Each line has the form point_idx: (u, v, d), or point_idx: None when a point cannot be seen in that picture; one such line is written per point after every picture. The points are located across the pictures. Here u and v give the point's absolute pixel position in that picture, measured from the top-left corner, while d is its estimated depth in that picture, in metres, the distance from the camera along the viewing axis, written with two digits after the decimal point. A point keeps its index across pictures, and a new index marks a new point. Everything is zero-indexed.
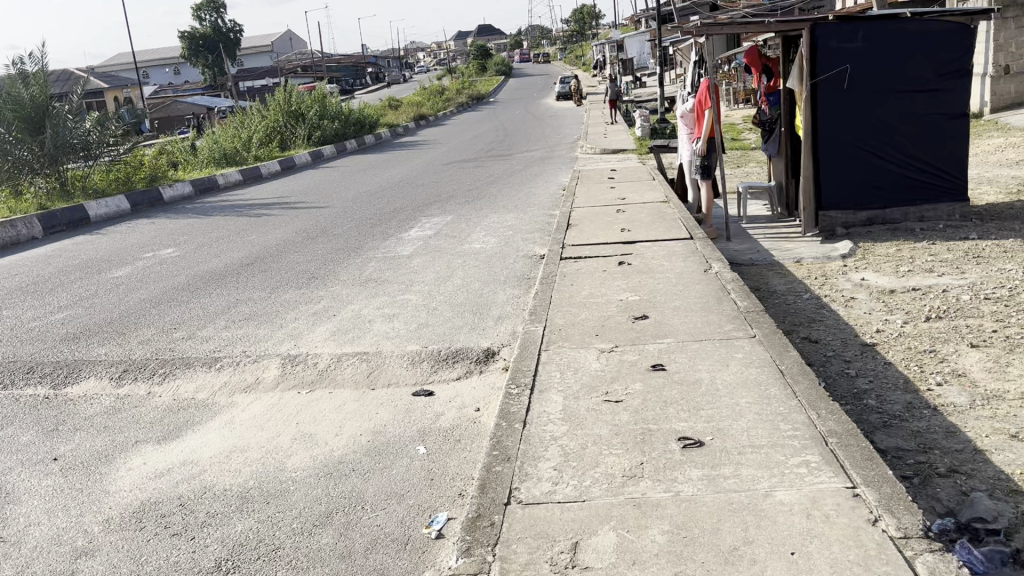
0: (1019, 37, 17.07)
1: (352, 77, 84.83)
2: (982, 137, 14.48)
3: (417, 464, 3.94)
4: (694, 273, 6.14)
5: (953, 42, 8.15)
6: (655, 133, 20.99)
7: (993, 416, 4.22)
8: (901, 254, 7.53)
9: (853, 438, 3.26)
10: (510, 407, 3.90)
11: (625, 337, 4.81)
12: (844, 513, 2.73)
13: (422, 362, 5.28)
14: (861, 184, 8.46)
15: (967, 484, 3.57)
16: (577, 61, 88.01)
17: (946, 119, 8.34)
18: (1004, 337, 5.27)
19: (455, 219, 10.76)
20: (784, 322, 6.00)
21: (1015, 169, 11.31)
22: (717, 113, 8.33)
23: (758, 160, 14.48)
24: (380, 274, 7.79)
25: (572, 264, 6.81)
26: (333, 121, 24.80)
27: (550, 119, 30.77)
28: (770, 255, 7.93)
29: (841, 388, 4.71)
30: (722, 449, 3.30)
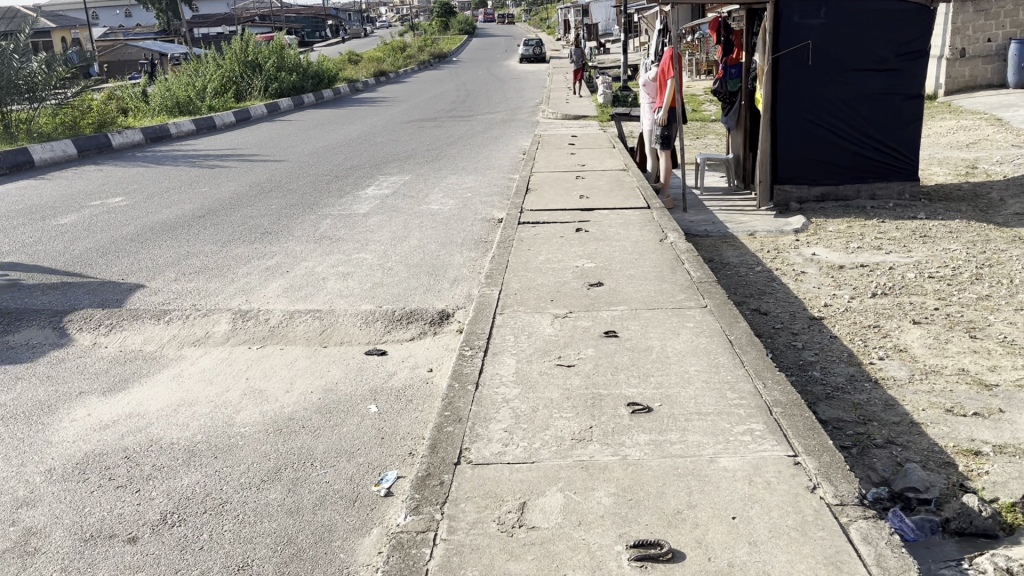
0: (975, 21, 17.35)
1: (312, 28, 82.86)
2: (935, 119, 14.74)
3: (367, 422, 3.94)
4: (649, 242, 6.20)
5: (910, 23, 8.26)
6: (618, 100, 20.92)
7: (931, 391, 4.36)
8: (851, 231, 7.68)
9: (796, 408, 3.34)
10: (463, 369, 3.92)
11: (579, 303, 4.85)
12: (785, 480, 2.81)
13: (376, 322, 5.26)
14: (817, 161, 8.59)
15: (902, 455, 3.69)
16: (542, 25, 87.09)
17: (900, 100, 8.47)
18: (945, 315, 5.43)
19: (413, 178, 10.67)
20: (735, 293, 6.09)
21: (964, 151, 11.57)
22: (679, 83, 8.34)
23: (717, 132, 14.57)
24: (335, 231, 7.71)
25: (529, 229, 6.82)
26: (291, 74, 24.23)
27: (514, 82, 30.50)
28: (724, 227, 8.04)
29: (787, 359, 4.82)
30: (669, 415, 3.36)
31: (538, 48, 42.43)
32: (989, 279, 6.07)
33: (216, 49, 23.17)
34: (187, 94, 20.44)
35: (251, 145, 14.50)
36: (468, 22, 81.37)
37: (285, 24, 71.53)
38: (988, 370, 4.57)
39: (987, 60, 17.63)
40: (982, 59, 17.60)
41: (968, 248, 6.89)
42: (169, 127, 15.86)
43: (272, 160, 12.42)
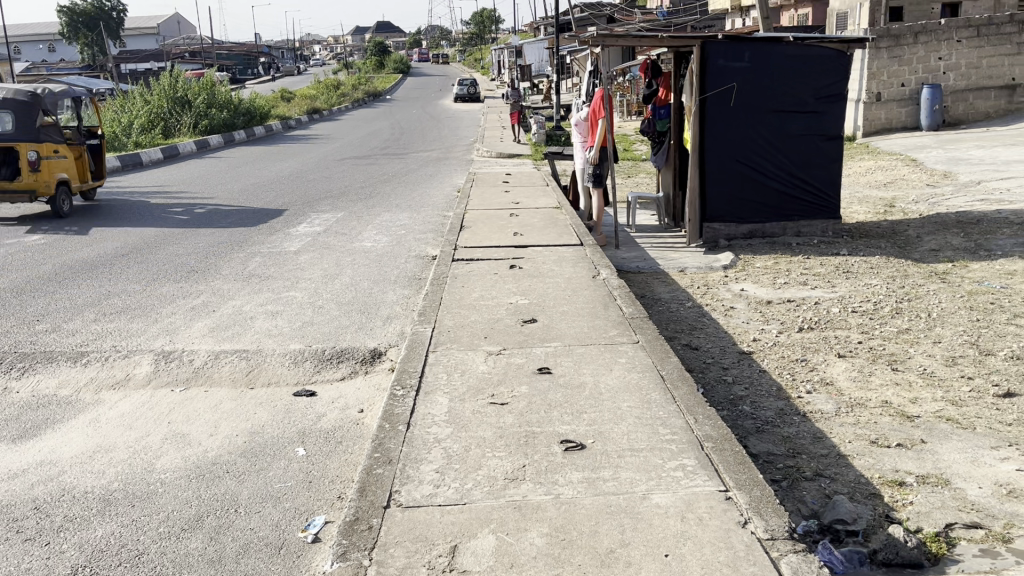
0: (890, 66, 18.18)
1: (243, 65, 82.04)
2: (854, 160, 15.32)
3: (295, 466, 3.82)
4: (582, 278, 6.25)
5: (828, 67, 8.61)
6: (551, 141, 21.19)
7: (856, 423, 4.44)
8: (778, 267, 7.87)
9: (727, 442, 3.37)
10: (395, 409, 3.83)
11: (512, 340, 4.83)
12: (717, 516, 2.81)
13: (305, 362, 5.15)
14: (744, 199, 8.79)
15: (830, 487, 3.74)
16: (476, 65, 88.21)
17: (821, 141, 8.77)
18: (868, 349, 5.57)
19: (346, 216, 10.58)
20: (667, 329, 6.16)
21: (882, 190, 12.02)
22: (610, 122, 8.49)
23: (648, 171, 14.83)
24: (264, 269, 7.57)
25: (463, 265, 6.80)
26: (221, 111, 24.04)
27: (448, 120, 30.68)
28: (655, 264, 8.15)
29: (718, 394, 4.86)
30: (602, 452, 3.35)
31: (473, 87, 42.90)
32: (908, 313, 6.27)
33: (143, 85, 22.79)
34: (112, 130, 20.01)
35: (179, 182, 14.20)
36: (403, 61, 81.65)
37: (215, 61, 70.70)
38: (909, 402, 4.68)
39: (902, 103, 18.52)
40: (896, 103, 18.48)
41: (888, 283, 7.12)
42: None
43: (199, 198, 12.13)
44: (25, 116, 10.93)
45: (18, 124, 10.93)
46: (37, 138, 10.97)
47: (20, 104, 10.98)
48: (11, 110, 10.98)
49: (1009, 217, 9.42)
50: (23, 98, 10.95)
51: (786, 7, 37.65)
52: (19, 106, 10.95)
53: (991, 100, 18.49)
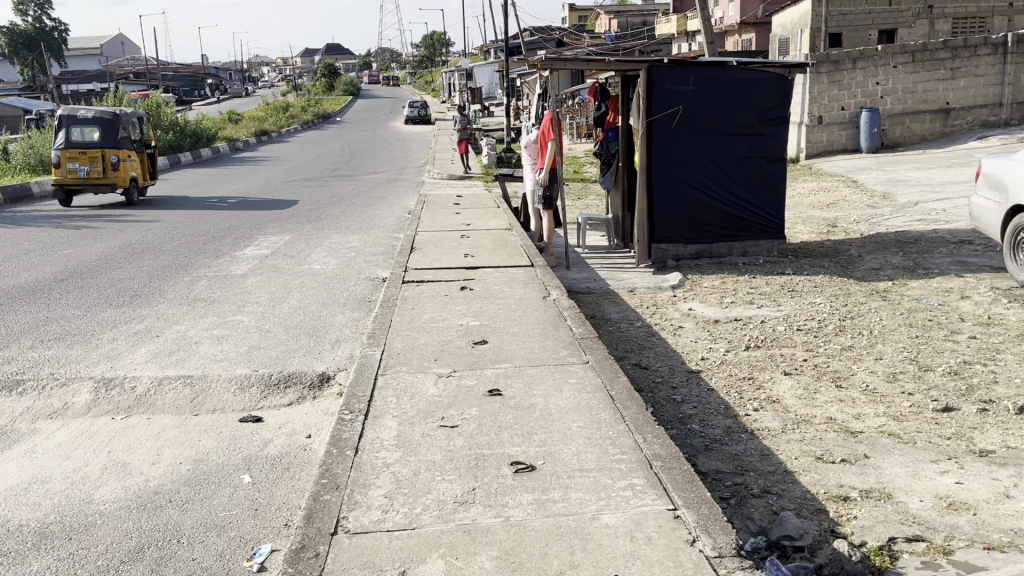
0: (830, 91, 18.73)
1: (190, 87, 80.98)
2: (797, 181, 15.67)
3: (240, 493, 3.74)
4: (533, 299, 6.27)
5: (771, 91, 8.81)
6: (502, 162, 21.29)
7: (802, 440, 4.51)
8: (725, 286, 7.99)
9: (676, 461, 3.39)
10: (342, 434, 3.79)
11: (463, 362, 4.82)
12: (665, 534, 2.83)
13: (251, 387, 5.07)
14: (691, 220, 8.93)
15: (777, 504, 3.78)
16: (427, 88, 88.54)
17: (765, 163, 8.95)
18: (812, 366, 5.68)
19: (294, 238, 10.47)
20: (617, 349, 6.21)
21: (825, 211, 12.30)
22: (559, 145, 8.56)
23: (598, 193, 14.97)
24: (210, 293, 7.44)
25: (413, 287, 6.78)
26: (167, 133, 23.69)
27: (399, 142, 30.65)
28: (605, 284, 8.22)
29: (667, 414, 4.90)
30: (552, 473, 3.34)
31: (423, 109, 43.03)
32: (850, 330, 6.42)
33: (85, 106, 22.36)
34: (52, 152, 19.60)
35: (135, 205, 14.41)
36: (354, 82, 81.32)
37: (160, 83, 69.64)
38: (852, 419, 4.78)
39: (843, 126, 19.07)
40: (837, 126, 19.04)
41: (831, 301, 7.28)
42: (31, 187, 15.11)
43: (162, 216, 12.43)
44: (109, 129, 14.43)
45: (103, 134, 14.41)
46: (118, 146, 14.47)
47: (104, 120, 14.47)
48: (97, 124, 14.42)
49: (946, 236, 9.73)
50: (107, 116, 14.45)
51: (730, 33, 38.58)
52: (103, 121, 14.42)
53: (927, 123, 19.10)
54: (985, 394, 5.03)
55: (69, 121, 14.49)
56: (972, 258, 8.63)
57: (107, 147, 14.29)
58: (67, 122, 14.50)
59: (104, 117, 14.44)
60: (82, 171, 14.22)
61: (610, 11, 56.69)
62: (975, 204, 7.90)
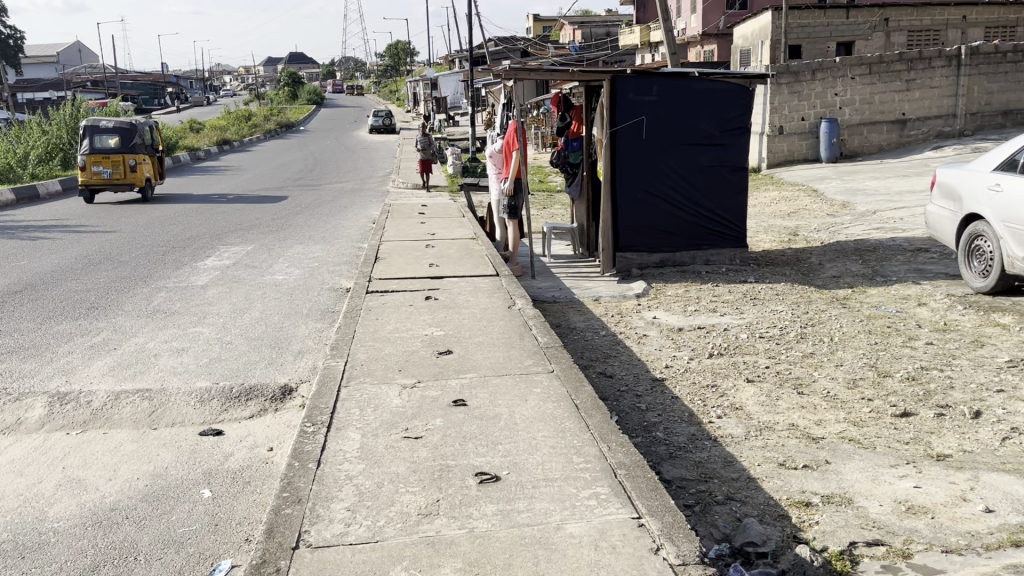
0: (790, 101, 19.03)
1: (150, 95, 79.89)
2: (759, 191, 15.86)
3: (200, 509, 3.68)
4: (498, 308, 6.26)
5: (732, 102, 8.92)
6: (468, 172, 21.28)
7: (765, 446, 4.55)
8: (688, 294, 8.06)
9: (640, 469, 3.40)
10: (304, 446, 3.74)
11: (427, 372, 4.79)
12: (629, 543, 2.83)
13: (212, 400, 4.99)
14: (655, 229, 8.99)
15: (741, 510, 3.81)
16: (391, 97, 88.40)
17: (727, 172, 9.05)
18: (774, 373, 5.73)
19: (256, 248, 10.36)
20: (582, 357, 6.22)
21: (786, 220, 12.47)
22: (523, 154, 8.57)
23: (563, 202, 15.02)
24: (170, 305, 7.32)
25: (377, 297, 6.73)
26: None
27: (364, 151, 30.53)
28: (570, 293, 8.24)
29: (632, 422, 4.92)
30: (516, 483, 3.33)
31: (388, 118, 42.92)
32: (812, 337, 6.50)
33: (42, 115, 21.97)
34: (7, 161, 19.22)
35: (96, 212, 14.25)
36: (318, 92, 80.80)
37: (119, 91, 68.62)
38: (814, 424, 4.83)
39: (802, 136, 19.38)
40: (797, 136, 19.34)
41: (793, 309, 7.37)
42: None
43: (120, 226, 12.22)
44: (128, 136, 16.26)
45: (121, 141, 16.19)
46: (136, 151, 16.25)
47: (121, 129, 16.34)
48: (117, 134, 16.24)
49: (903, 244, 9.91)
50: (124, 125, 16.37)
51: (692, 44, 39.07)
52: (122, 130, 16.25)
53: (884, 134, 19.48)
54: (942, 399, 5.12)
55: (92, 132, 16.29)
56: (928, 265, 8.80)
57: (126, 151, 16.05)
58: (88, 133, 16.24)
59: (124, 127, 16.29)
60: (104, 173, 15.83)
61: (574, 22, 57.16)
62: (930, 212, 8.07)
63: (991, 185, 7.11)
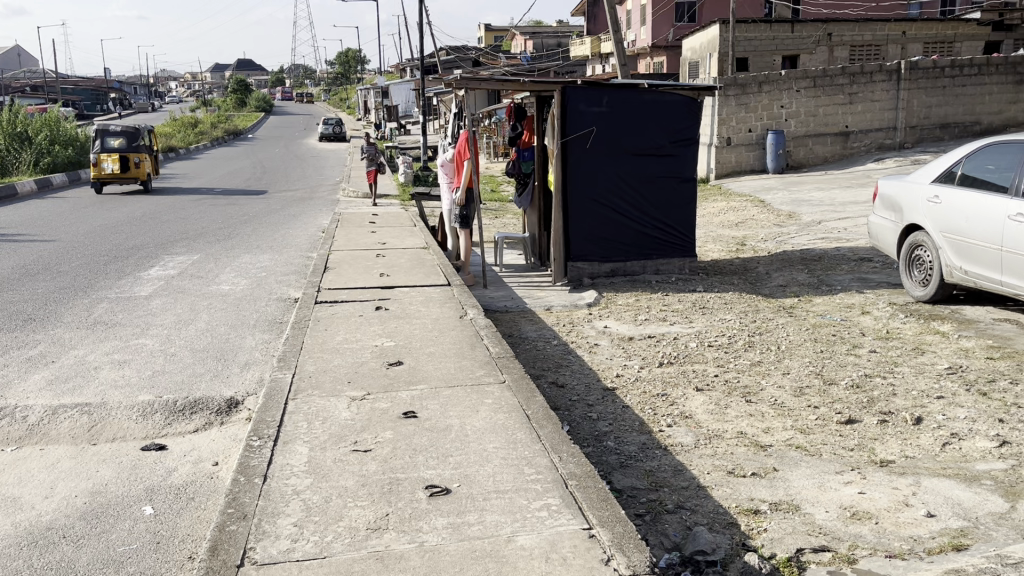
0: (738, 113, 19.37)
1: (93, 100, 78.07)
2: (707, 201, 16.08)
3: (141, 526, 3.57)
4: (449, 319, 6.22)
5: (681, 114, 9.02)
6: (419, 180, 21.21)
7: (714, 454, 4.59)
8: (639, 304, 8.12)
9: (590, 479, 3.40)
10: (250, 461, 3.66)
11: (377, 384, 4.73)
12: (580, 554, 2.82)
13: (154, 414, 4.86)
14: (606, 239, 9.05)
15: (691, 519, 3.83)
16: (342, 105, 87.64)
17: (676, 183, 9.16)
18: (723, 381, 5.80)
19: (203, 258, 10.17)
20: (534, 367, 6.22)
21: (734, 230, 12.66)
22: (475, 164, 8.56)
23: (515, 211, 15.03)
24: (111, 316, 7.12)
25: (326, 308, 6.65)
26: (67, 148, 22.79)
27: (314, 159, 30.24)
28: (522, 303, 8.24)
29: (583, 431, 4.92)
30: (467, 496, 3.30)
31: (338, 126, 42.54)
32: (759, 346, 6.59)
33: None
34: None
35: (34, 219, 13.81)
36: (266, 99, 79.79)
37: (59, 96, 66.90)
38: (762, 432, 4.89)
39: (750, 148, 19.72)
40: (745, 147, 19.68)
41: (741, 317, 7.47)
42: None
43: (59, 234, 11.86)
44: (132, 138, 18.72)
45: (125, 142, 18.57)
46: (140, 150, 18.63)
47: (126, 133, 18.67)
48: (123, 136, 18.77)
49: (847, 253, 10.13)
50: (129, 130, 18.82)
51: (642, 55, 39.56)
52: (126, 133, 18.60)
53: (828, 146, 19.93)
54: (885, 406, 5.24)
55: (102, 135, 18.87)
56: (871, 275, 9.01)
57: (130, 149, 18.39)
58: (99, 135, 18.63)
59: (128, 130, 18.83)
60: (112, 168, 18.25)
61: (525, 32, 57.49)
62: (872, 222, 8.25)
63: (929, 197, 7.31)
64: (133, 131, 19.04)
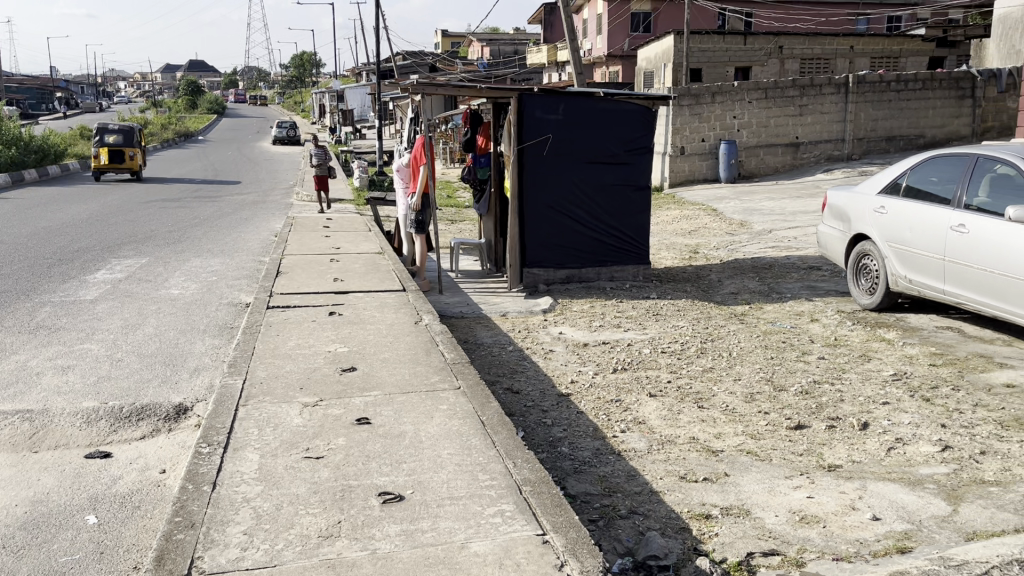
0: (691, 123, 19.65)
1: (37, 98, 76.17)
2: (661, 209, 16.25)
3: (85, 536, 3.48)
4: (404, 324, 6.19)
5: (636, 123, 9.10)
6: (374, 185, 21.09)
7: (667, 460, 4.63)
8: (593, 310, 8.17)
9: (544, 485, 3.41)
10: (199, 468, 3.59)
11: (330, 391, 4.67)
12: (534, 561, 2.82)
13: (99, 421, 4.74)
14: (562, 246, 9.09)
15: (643, 524, 3.86)
16: (297, 108, 86.79)
17: (631, 191, 9.23)
18: (676, 388, 5.85)
19: (151, 261, 9.98)
20: (489, 373, 6.21)
21: (688, 238, 12.82)
22: (431, 170, 8.54)
23: (471, 217, 15.02)
24: (55, 320, 6.94)
25: (278, 313, 6.57)
26: (9, 148, 22.14)
27: (267, 162, 29.91)
28: (477, 309, 8.23)
29: (537, 437, 4.93)
30: (421, 502, 3.28)
31: (292, 130, 42.14)
32: (711, 352, 6.68)
33: None
34: None
35: None
36: (218, 101, 78.66)
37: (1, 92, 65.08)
38: (713, 438, 4.95)
39: (703, 157, 20.00)
40: (698, 157, 19.97)
41: (694, 324, 7.57)
42: None
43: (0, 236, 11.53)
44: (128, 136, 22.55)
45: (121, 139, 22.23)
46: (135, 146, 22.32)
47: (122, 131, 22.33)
48: (120, 133, 22.38)
49: (797, 262, 10.32)
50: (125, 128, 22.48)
51: (598, 64, 39.91)
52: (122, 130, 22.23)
53: (779, 156, 20.30)
54: (833, 411, 5.34)
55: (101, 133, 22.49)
56: (820, 283, 9.19)
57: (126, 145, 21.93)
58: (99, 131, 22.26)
59: (125, 128, 22.56)
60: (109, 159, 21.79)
61: (482, 39, 57.59)
62: (822, 232, 8.40)
63: (876, 208, 7.48)
64: (128, 129, 22.61)
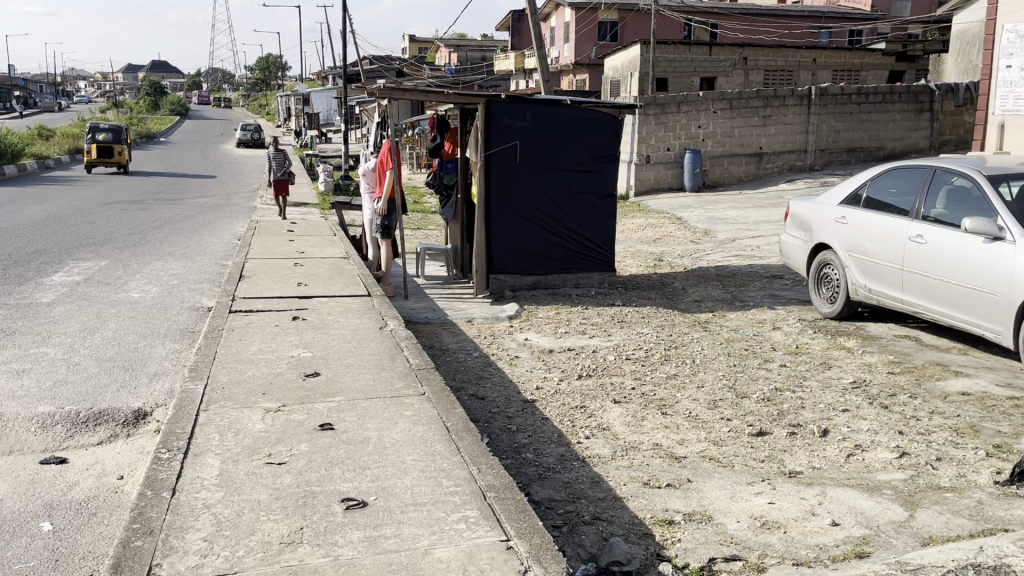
0: (657, 132, 19.85)
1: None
2: (626, 217, 16.35)
3: (39, 543, 3.41)
4: (369, 329, 6.15)
5: (603, 132, 9.14)
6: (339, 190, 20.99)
7: (631, 466, 4.66)
8: (559, 317, 8.19)
9: (509, 491, 3.40)
10: (158, 474, 3.53)
11: (293, 396, 4.62)
12: (498, 567, 2.82)
13: (55, 426, 4.65)
14: (528, 252, 9.11)
15: (607, 530, 3.87)
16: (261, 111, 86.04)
17: (597, 199, 9.26)
18: (640, 394, 5.89)
19: (110, 263, 9.83)
20: (454, 379, 6.20)
21: (653, 246, 12.91)
22: (398, 175, 8.49)
23: (437, 223, 14.99)
24: (10, 323, 6.79)
25: (241, 317, 6.49)
26: None
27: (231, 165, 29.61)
28: (442, 314, 8.21)
29: (502, 443, 4.92)
30: (384, 509, 3.26)
31: (256, 133, 41.77)
32: (675, 359, 6.73)
33: None
34: None
35: None
36: (181, 102, 77.69)
37: None
38: (677, 444, 4.99)
39: (668, 166, 20.20)
40: (664, 165, 20.16)
41: (658, 331, 7.63)
42: None
43: None
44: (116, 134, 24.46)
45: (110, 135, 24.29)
46: (122, 145, 24.24)
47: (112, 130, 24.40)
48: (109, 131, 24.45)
49: (761, 271, 10.44)
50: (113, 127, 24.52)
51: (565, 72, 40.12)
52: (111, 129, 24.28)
53: (743, 166, 20.56)
54: (794, 418, 5.41)
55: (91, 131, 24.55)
56: (782, 291, 9.31)
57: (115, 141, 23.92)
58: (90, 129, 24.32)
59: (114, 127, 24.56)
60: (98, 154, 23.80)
61: (449, 45, 57.61)
62: (785, 241, 8.51)
63: (837, 218, 7.60)
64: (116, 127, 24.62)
